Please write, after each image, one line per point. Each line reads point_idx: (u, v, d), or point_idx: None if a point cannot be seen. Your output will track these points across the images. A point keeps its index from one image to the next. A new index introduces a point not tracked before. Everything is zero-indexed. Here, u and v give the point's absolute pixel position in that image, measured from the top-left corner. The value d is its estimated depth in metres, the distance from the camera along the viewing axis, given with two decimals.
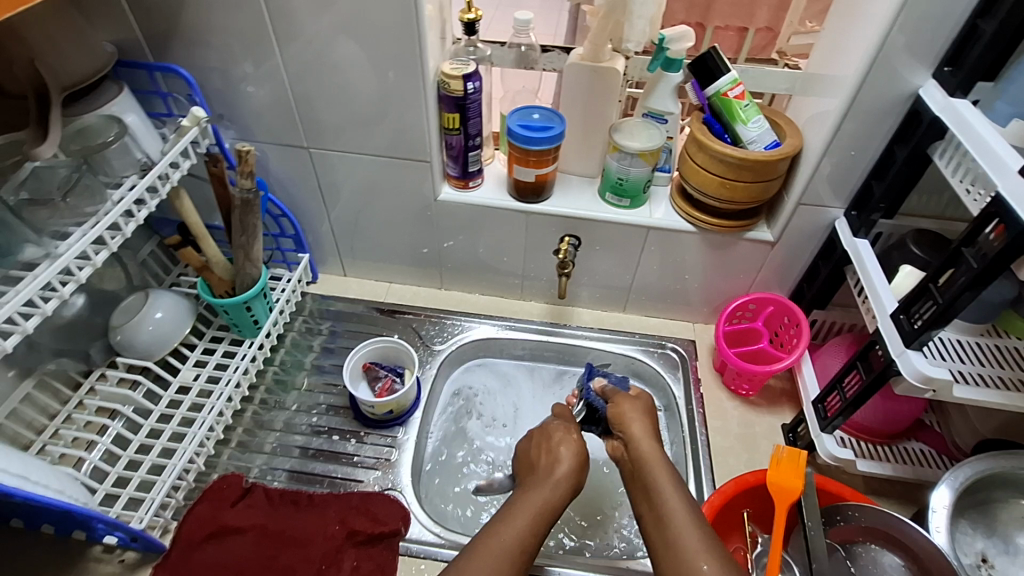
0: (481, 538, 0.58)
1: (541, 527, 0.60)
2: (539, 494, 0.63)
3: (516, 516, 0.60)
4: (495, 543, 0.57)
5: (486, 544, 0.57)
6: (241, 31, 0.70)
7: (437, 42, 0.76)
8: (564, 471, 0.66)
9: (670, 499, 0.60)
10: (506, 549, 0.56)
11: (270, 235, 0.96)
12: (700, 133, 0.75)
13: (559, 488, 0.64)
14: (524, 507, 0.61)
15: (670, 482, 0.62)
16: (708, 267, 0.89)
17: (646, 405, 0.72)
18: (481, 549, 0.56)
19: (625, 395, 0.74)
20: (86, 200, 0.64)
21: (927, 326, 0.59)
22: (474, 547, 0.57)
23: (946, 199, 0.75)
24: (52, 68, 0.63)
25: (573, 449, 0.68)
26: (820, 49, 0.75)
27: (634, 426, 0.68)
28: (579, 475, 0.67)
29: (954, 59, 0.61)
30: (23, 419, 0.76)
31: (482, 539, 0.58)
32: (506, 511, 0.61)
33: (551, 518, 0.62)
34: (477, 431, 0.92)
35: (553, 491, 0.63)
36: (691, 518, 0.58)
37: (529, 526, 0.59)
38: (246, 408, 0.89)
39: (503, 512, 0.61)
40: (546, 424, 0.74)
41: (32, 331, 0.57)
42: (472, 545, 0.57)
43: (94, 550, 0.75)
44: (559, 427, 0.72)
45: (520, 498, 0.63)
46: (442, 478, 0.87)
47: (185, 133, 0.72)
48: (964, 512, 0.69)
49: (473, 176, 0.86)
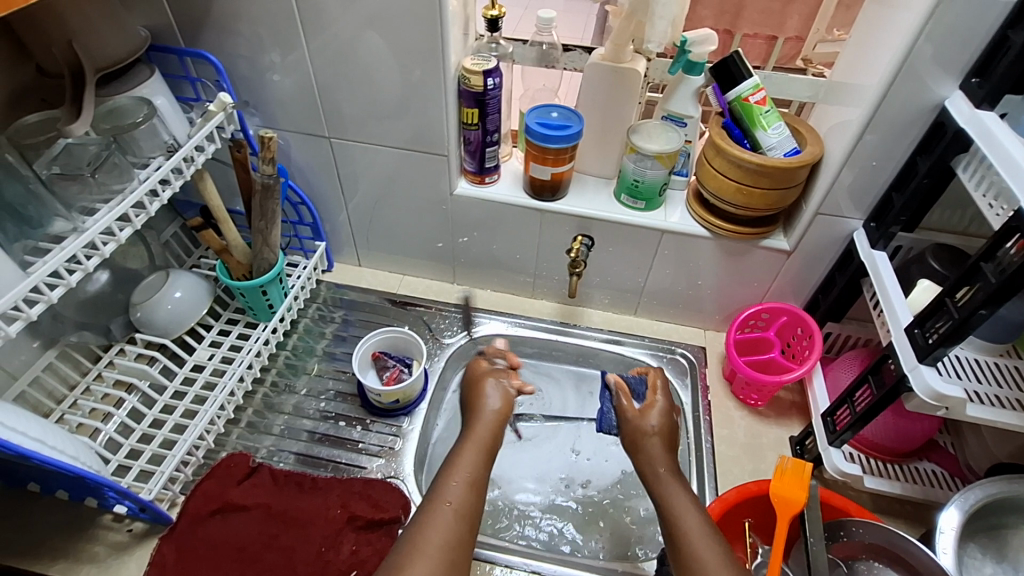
0: (423, 514, 0.59)
1: (478, 490, 0.63)
2: (471, 454, 0.66)
3: (454, 483, 0.62)
4: (439, 515, 0.58)
5: (430, 519, 0.58)
6: (272, 21, 0.72)
7: (459, 36, 0.77)
8: (479, 431, 0.69)
9: (683, 506, 0.61)
10: (451, 514, 0.59)
11: (290, 222, 0.99)
12: (720, 137, 0.75)
13: (479, 445, 0.67)
14: (460, 470, 0.63)
15: (684, 496, 0.62)
16: (723, 272, 0.88)
17: (665, 414, 0.73)
18: (424, 521, 0.58)
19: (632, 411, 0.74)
20: (114, 177, 0.66)
21: (941, 341, 0.58)
22: (415, 524, 0.58)
23: (969, 215, 0.73)
24: (87, 49, 0.65)
25: (495, 398, 0.74)
26: (845, 58, 0.73)
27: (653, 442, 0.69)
28: (498, 432, 0.71)
29: (982, 70, 0.59)
30: (44, 387, 0.79)
31: (426, 512, 0.59)
32: (442, 480, 0.63)
33: (485, 470, 0.65)
34: None
35: (477, 446, 0.67)
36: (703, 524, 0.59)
37: (468, 492, 0.61)
38: (257, 389, 0.91)
39: (439, 482, 0.63)
40: (466, 374, 0.80)
41: (57, 301, 0.60)
42: (415, 522, 0.58)
43: (103, 518, 0.77)
44: (477, 379, 0.77)
45: (455, 462, 0.65)
46: (450, 440, 0.91)
47: (212, 117, 0.74)
48: (974, 535, 0.67)
49: (490, 172, 0.87)
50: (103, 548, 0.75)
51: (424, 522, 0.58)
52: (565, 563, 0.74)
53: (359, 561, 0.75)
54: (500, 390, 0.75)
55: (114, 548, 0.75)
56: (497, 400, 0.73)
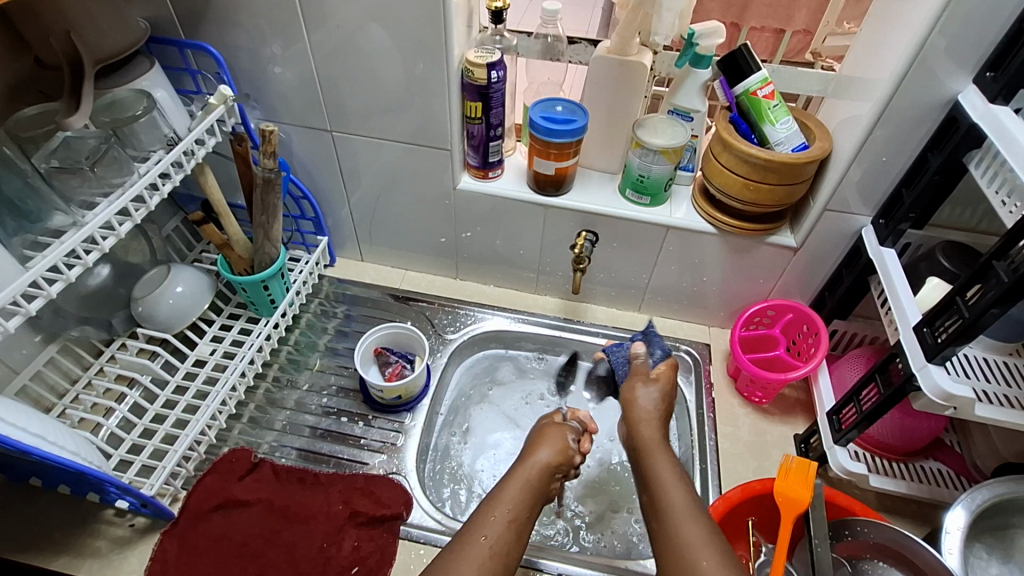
0: (459, 543, 0.58)
1: (518, 532, 0.60)
2: (514, 493, 0.63)
3: (493, 518, 0.60)
4: (472, 553, 0.56)
5: (462, 554, 0.56)
6: (272, 14, 0.71)
7: (463, 30, 0.76)
8: (526, 469, 0.65)
9: (671, 488, 0.61)
10: (482, 556, 0.56)
11: (291, 217, 0.98)
12: (726, 132, 0.74)
13: (526, 485, 0.64)
14: (501, 508, 0.61)
15: (675, 475, 0.62)
16: (728, 270, 0.88)
17: (671, 389, 0.72)
18: (455, 558, 0.56)
19: (643, 376, 0.73)
20: (114, 171, 0.65)
21: (950, 341, 0.57)
22: (449, 553, 0.57)
23: (980, 212, 0.72)
24: (86, 41, 0.64)
25: (550, 448, 0.68)
26: (855, 51, 0.72)
27: (647, 413, 0.69)
28: (551, 479, 0.66)
29: (997, 64, 0.58)
30: (45, 382, 0.79)
31: (459, 544, 0.58)
32: (481, 513, 0.60)
33: (529, 514, 0.62)
34: (530, 392, 0.97)
35: (522, 486, 0.63)
36: (690, 505, 0.59)
37: (505, 531, 0.59)
38: (258, 384, 0.91)
39: (480, 513, 0.61)
40: (535, 424, 0.75)
41: (56, 296, 0.59)
42: (446, 553, 0.57)
43: (106, 513, 0.77)
44: (542, 428, 0.73)
45: (495, 498, 0.62)
46: (476, 386, 0.98)
47: (213, 110, 0.73)
48: (979, 536, 0.66)
49: (494, 167, 0.86)
50: (105, 543, 0.74)
51: (455, 556, 0.56)
52: (567, 560, 0.73)
53: (360, 558, 0.75)
54: (562, 436, 0.70)
55: (116, 543, 0.75)
56: (551, 452, 0.67)
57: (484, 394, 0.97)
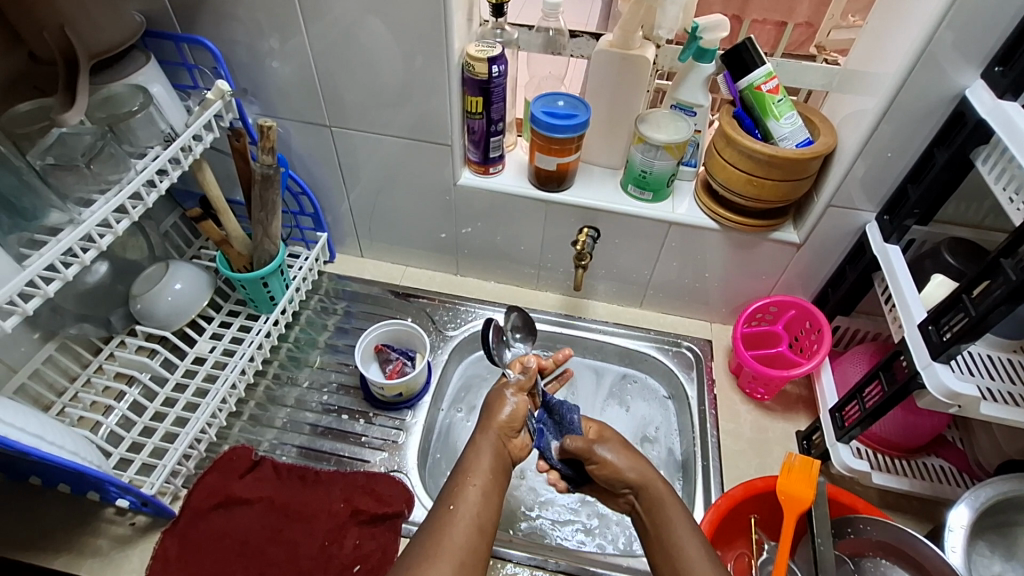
0: (434, 523, 0.57)
1: (492, 497, 0.60)
2: (483, 458, 0.64)
3: (462, 485, 0.60)
4: (454, 522, 0.56)
5: (444, 526, 0.56)
6: (270, 7, 0.70)
7: (463, 23, 0.74)
8: (489, 432, 0.67)
9: (679, 530, 0.59)
10: (464, 524, 0.56)
11: (291, 213, 0.98)
12: (730, 127, 0.73)
13: (491, 449, 0.65)
14: (473, 475, 0.61)
15: (682, 516, 0.61)
16: (730, 266, 0.87)
17: (619, 443, 0.69)
18: (438, 531, 0.56)
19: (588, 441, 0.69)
20: (110, 167, 0.64)
21: (956, 338, 0.56)
22: (427, 535, 0.56)
23: (985, 208, 0.72)
24: (80, 34, 0.63)
25: (506, 407, 0.70)
26: (860, 46, 0.71)
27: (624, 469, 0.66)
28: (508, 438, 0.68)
29: (1006, 59, 0.57)
30: (44, 380, 0.78)
31: (437, 518, 0.57)
32: (454, 484, 0.61)
33: (499, 477, 0.63)
34: None
35: (489, 449, 0.65)
36: (701, 546, 0.58)
37: (478, 494, 0.60)
38: (258, 381, 0.90)
39: (451, 485, 0.61)
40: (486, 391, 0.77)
41: (53, 295, 0.58)
42: (426, 531, 0.56)
43: (106, 511, 0.76)
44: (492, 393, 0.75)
45: (464, 468, 0.63)
46: (476, 383, 0.98)
47: (209, 106, 0.72)
48: (982, 533, 0.66)
49: (494, 163, 0.85)
50: (106, 542, 0.74)
51: (436, 530, 0.56)
52: (568, 558, 0.73)
53: (362, 556, 0.75)
54: (499, 397, 0.71)
55: (117, 541, 0.74)
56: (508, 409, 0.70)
57: (483, 386, 0.98)
